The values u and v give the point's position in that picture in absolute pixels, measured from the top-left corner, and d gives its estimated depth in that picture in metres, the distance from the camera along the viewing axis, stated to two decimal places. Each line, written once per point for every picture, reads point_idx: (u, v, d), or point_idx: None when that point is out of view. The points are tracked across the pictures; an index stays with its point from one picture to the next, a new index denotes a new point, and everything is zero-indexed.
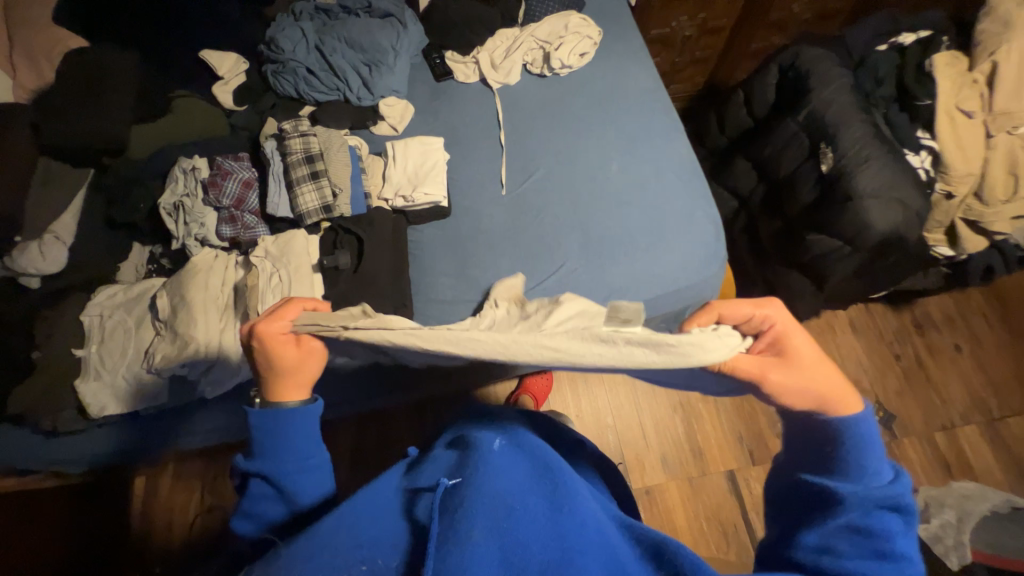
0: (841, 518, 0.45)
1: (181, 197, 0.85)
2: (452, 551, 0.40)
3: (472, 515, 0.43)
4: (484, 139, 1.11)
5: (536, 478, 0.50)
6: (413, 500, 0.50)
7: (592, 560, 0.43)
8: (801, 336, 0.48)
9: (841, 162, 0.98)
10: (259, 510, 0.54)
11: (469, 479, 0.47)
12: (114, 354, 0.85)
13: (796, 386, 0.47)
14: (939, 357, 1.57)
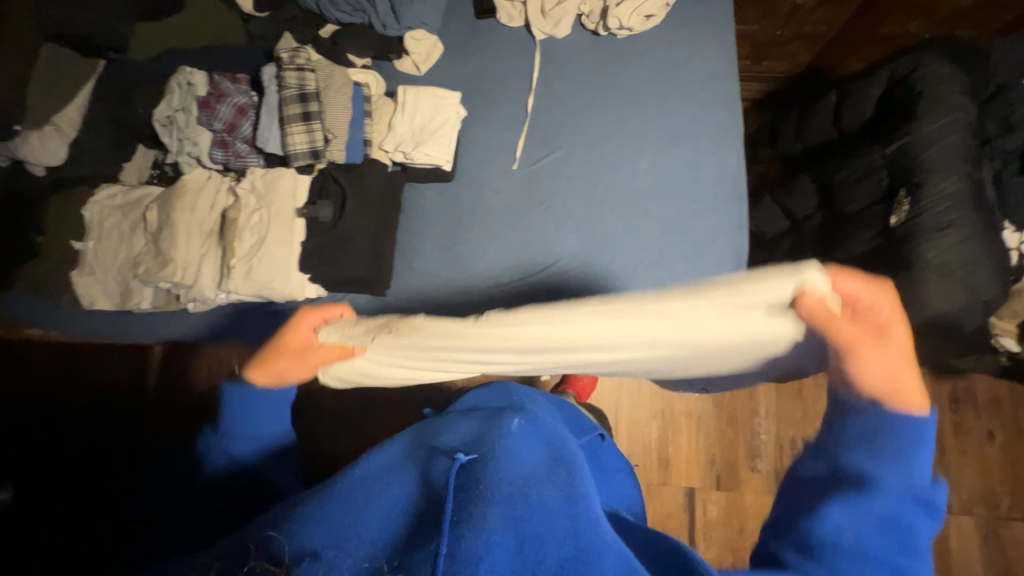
0: (875, 501, 0.46)
1: (174, 111, 0.82)
2: (467, 534, 0.39)
3: (490, 497, 0.43)
4: (511, 100, 0.99)
5: (552, 470, 0.51)
6: (431, 463, 0.51)
7: (607, 563, 0.42)
8: (898, 328, 0.53)
9: (914, 220, 0.80)
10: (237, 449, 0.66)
11: (488, 458, 0.48)
12: (107, 254, 0.88)
13: (882, 368, 0.51)
14: (964, 439, 1.42)
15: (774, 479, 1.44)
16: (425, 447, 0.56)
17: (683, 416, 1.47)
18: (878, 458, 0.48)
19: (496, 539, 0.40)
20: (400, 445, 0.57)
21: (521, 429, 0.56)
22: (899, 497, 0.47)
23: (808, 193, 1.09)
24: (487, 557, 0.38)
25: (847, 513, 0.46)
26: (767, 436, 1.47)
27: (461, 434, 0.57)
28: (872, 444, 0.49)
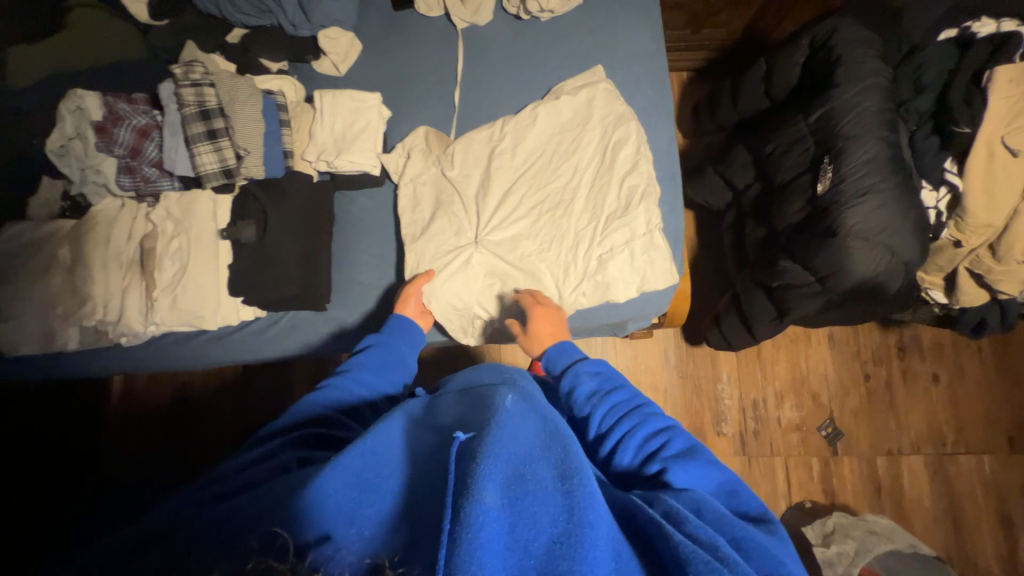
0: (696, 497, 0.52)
1: (69, 139, 0.77)
2: (462, 520, 0.36)
3: (485, 472, 0.39)
4: (438, 94, 0.96)
5: (551, 444, 0.47)
6: (437, 445, 0.47)
7: (602, 536, 0.39)
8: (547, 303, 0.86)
9: (837, 188, 0.82)
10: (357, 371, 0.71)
11: (485, 430, 0.44)
12: (20, 296, 0.82)
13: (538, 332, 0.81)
14: (912, 384, 1.50)
15: (741, 441, 1.50)
16: (425, 425, 0.52)
17: (648, 389, 1.51)
18: (595, 381, 0.67)
19: (490, 512, 0.37)
20: (395, 417, 0.51)
21: (517, 399, 0.52)
22: (624, 400, 0.65)
23: (744, 164, 1.11)
24: (480, 534, 0.35)
25: (626, 418, 0.62)
26: (730, 400, 1.52)
27: (456, 411, 0.54)
28: (600, 381, 0.67)
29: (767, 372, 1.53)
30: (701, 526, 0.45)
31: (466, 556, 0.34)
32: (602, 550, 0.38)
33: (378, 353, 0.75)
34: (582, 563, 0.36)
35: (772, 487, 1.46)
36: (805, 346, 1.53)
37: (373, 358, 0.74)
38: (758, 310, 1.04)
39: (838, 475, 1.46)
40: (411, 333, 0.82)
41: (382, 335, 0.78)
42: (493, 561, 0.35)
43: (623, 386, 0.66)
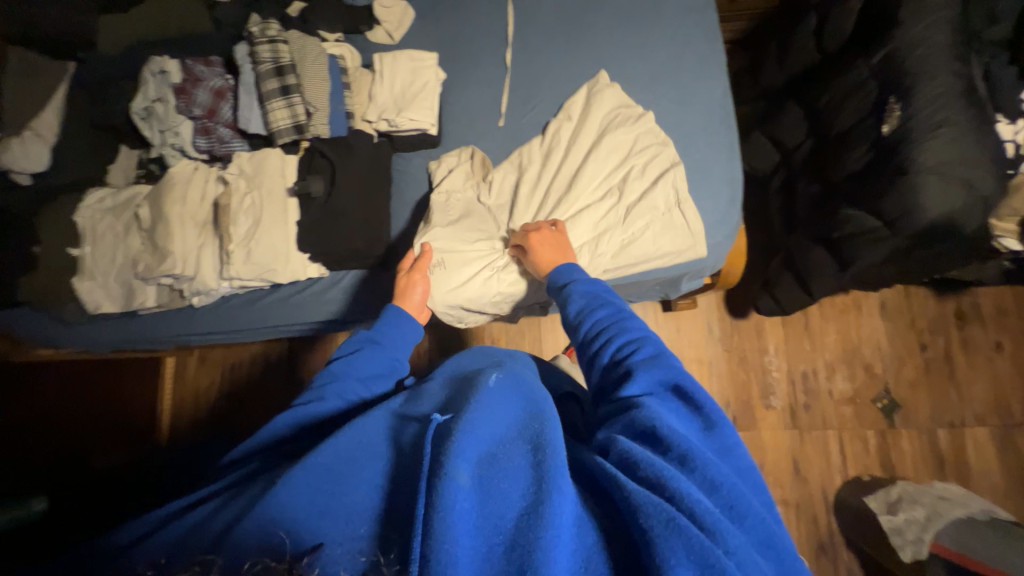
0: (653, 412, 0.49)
1: (152, 102, 0.84)
2: (436, 492, 0.39)
3: (457, 452, 0.42)
4: (490, 58, 0.97)
5: (528, 421, 0.50)
6: (411, 429, 0.49)
7: (567, 501, 0.41)
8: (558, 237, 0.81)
9: (907, 125, 0.82)
10: (348, 377, 0.64)
11: (462, 414, 0.47)
12: (105, 258, 0.88)
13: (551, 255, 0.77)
14: (972, 353, 1.44)
15: (791, 414, 1.42)
16: (406, 408, 0.54)
17: (694, 363, 1.44)
18: (586, 299, 0.65)
19: (461, 489, 0.40)
20: (374, 411, 0.53)
21: (498, 384, 0.55)
22: (614, 313, 0.62)
23: (796, 120, 1.09)
24: (451, 509, 0.38)
25: (604, 333, 0.60)
26: (778, 372, 1.44)
27: (441, 394, 0.56)
28: (590, 301, 0.65)
29: (817, 343, 1.45)
30: (652, 459, 0.44)
31: (440, 531, 0.37)
32: (567, 515, 0.40)
33: (370, 358, 0.66)
34: (548, 528, 0.38)
35: (826, 462, 1.39)
36: (857, 316, 1.46)
37: (364, 364, 0.65)
38: (817, 269, 1.00)
39: (898, 449, 1.40)
40: (407, 327, 0.73)
41: (375, 333, 0.70)
42: (462, 538, 0.37)
43: (612, 303, 0.64)
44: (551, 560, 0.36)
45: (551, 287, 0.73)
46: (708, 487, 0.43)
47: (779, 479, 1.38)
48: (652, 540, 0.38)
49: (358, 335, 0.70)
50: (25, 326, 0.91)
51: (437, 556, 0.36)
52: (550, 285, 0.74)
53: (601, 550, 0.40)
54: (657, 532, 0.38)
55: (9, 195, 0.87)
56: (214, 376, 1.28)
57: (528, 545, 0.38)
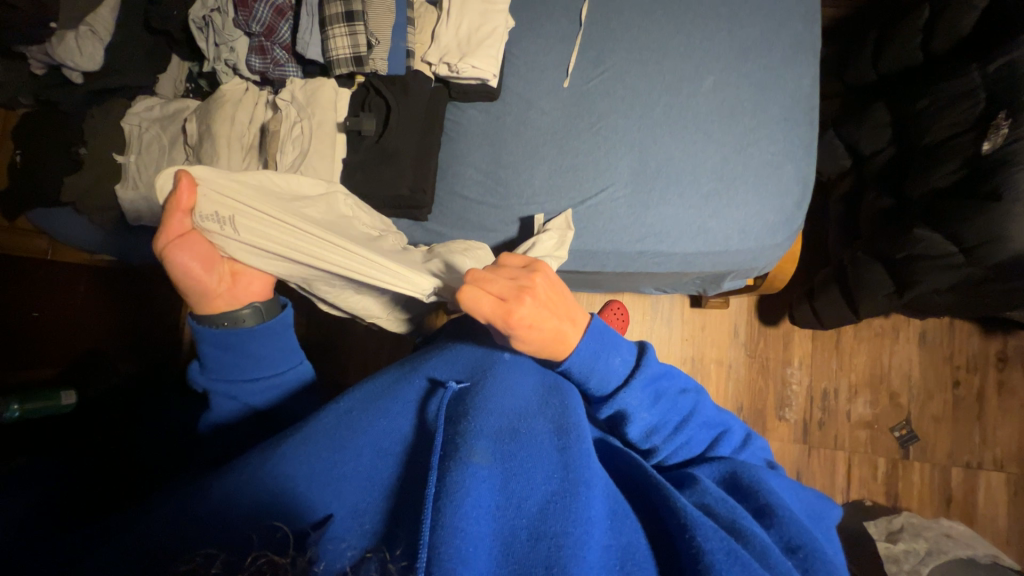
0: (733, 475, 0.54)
1: (211, 12, 0.80)
2: (454, 469, 0.41)
3: (474, 432, 0.45)
4: (564, 12, 0.90)
5: (547, 400, 0.53)
6: (426, 396, 0.52)
7: (595, 494, 0.44)
8: (539, 309, 0.51)
9: (1011, 145, 0.76)
10: (217, 416, 0.60)
11: (479, 389, 0.51)
12: (149, 168, 0.87)
13: (537, 335, 0.51)
14: (1006, 397, 1.38)
15: (803, 429, 1.40)
16: (419, 371, 0.56)
17: (713, 363, 1.41)
18: (653, 415, 0.56)
19: (480, 473, 0.42)
20: (384, 374, 0.57)
21: (515, 356, 0.58)
22: (688, 424, 0.58)
23: (880, 125, 1.01)
24: (467, 488, 0.40)
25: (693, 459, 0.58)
26: (798, 386, 1.41)
27: (456, 361, 0.58)
28: (654, 412, 0.57)
29: (844, 363, 1.41)
30: (722, 499, 0.48)
31: (453, 513, 0.38)
32: (595, 508, 0.43)
33: (223, 401, 0.60)
34: (577, 523, 0.41)
35: (830, 480, 1.38)
36: (891, 342, 1.40)
37: (223, 407, 0.60)
38: (870, 287, 0.95)
39: (907, 481, 1.37)
40: (243, 351, 0.59)
41: (210, 375, 0.60)
42: (477, 521, 0.39)
43: (683, 410, 0.58)
44: (580, 555, 0.39)
45: (583, 389, 0.57)
46: (787, 547, 0.47)
47: None
48: (709, 554, 0.41)
49: (197, 376, 0.61)
50: (66, 226, 0.92)
51: (447, 545, 0.36)
52: (570, 377, 0.56)
53: (630, 549, 0.44)
54: (718, 558, 0.41)
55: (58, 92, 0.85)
56: None
57: (556, 536, 0.40)
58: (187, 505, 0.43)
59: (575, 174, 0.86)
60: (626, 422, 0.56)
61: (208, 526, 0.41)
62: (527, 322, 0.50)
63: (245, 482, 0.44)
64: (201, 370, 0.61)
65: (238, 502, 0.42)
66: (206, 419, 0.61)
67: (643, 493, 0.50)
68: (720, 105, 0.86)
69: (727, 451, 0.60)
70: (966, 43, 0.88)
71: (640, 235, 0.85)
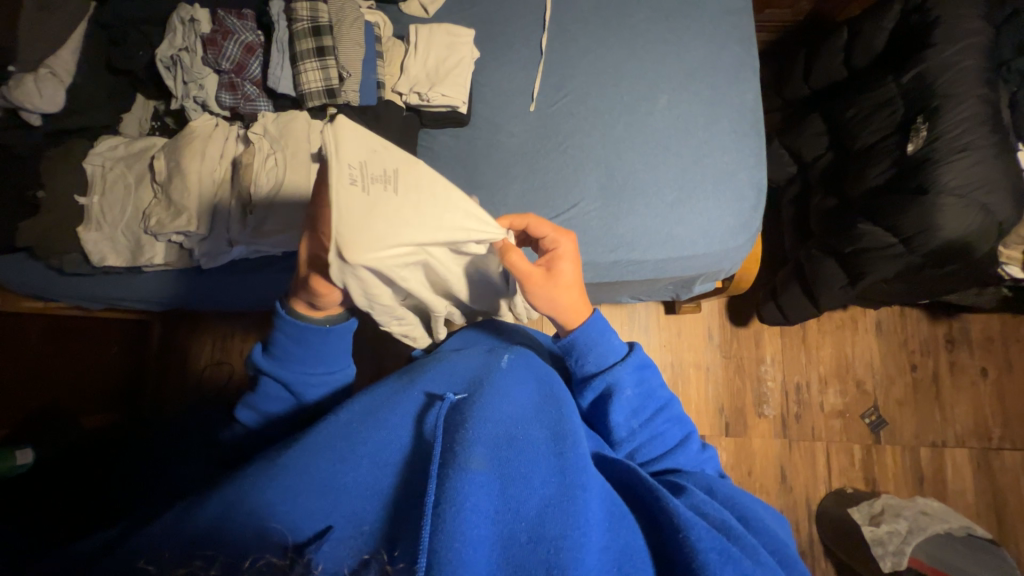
0: (719, 489, 0.56)
1: (179, 51, 0.82)
2: (453, 475, 0.41)
3: (472, 439, 0.45)
4: (525, 42, 0.95)
5: (542, 409, 0.54)
6: (424, 408, 0.53)
7: (592, 498, 0.45)
8: (569, 264, 0.63)
9: (930, 146, 0.86)
10: (263, 407, 0.63)
11: (474, 398, 0.51)
12: (114, 209, 0.85)
13: (557, 290, 0.61)
14: (958, 376, 1.48)
15: (782, 424, 1.45)
16: (414, 387, 0.57)
17: (692, 367, 1.45)
18: (636, 395, 0.61)
19: (477, 479, 0.42)
20: (382, 387, 0.58)
21: (512, 364, 0.60)
22: (667, 422, 0.62)
23: (818, 133, 1.11)
24: (465, 494, 0.40)
25: (668, 454, 0.60)
26: (773, 382, 1.47)
27: (451, 375, 0.59)
28: (637, 394, 0.61)
29: (811, 356, 1.48)
30: (710, 503, 0.50)
31: (453, 517, 0.38)
32: (592, 512, 0.44)
33: (272, 388, 0.62)
34: (574, 526, 0.41)
35: (812, 472, 1.42)
36: (851, 333, 1.49)
37: (269, 392, 0.62)
38: (826, 280, 1.02)
39: (882, 465, 1.43)
40: (321, 342, 0.61)
41: (276, 361, 0.62)
42: (477, 525, 0.39)
43: (661, 399, 0.62)
44: (579, 556, 0.39)
45: (577, 366, 0.62)
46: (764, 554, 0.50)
47: (766, 486, 1.41)
48: (702, 553, 0.43)
49: (257, 358, 0.63)
50: (23, 275, 0.87)
51: (448, 549, 0.36)
52: (569, 351, 0.62)
53: (626, 553, 0.44)
54: (710, 556, 0.42)
55: (13, 135, 0.82)
56: (204, 344, 1.24)
57: (555, 538, 0.40)
58: (183, 521, 0.42)
59: (548, 192, 0.90)
60: (613, 399, 0.60)
61: (203, 546, 0.38)
62: (566, 283, 0.62)
63: (236, 509, 0.42)
64: (267, 355, 0.63)
65: (240, 519, 0.41)
66: (248, 402, 0.63)
67: (634, 496, 0.51)
68: (676, 120, 0.93)
69: (694, 449, 0.62)
70: (883, 59, 1.00)
71: (613, 245, 0.89)
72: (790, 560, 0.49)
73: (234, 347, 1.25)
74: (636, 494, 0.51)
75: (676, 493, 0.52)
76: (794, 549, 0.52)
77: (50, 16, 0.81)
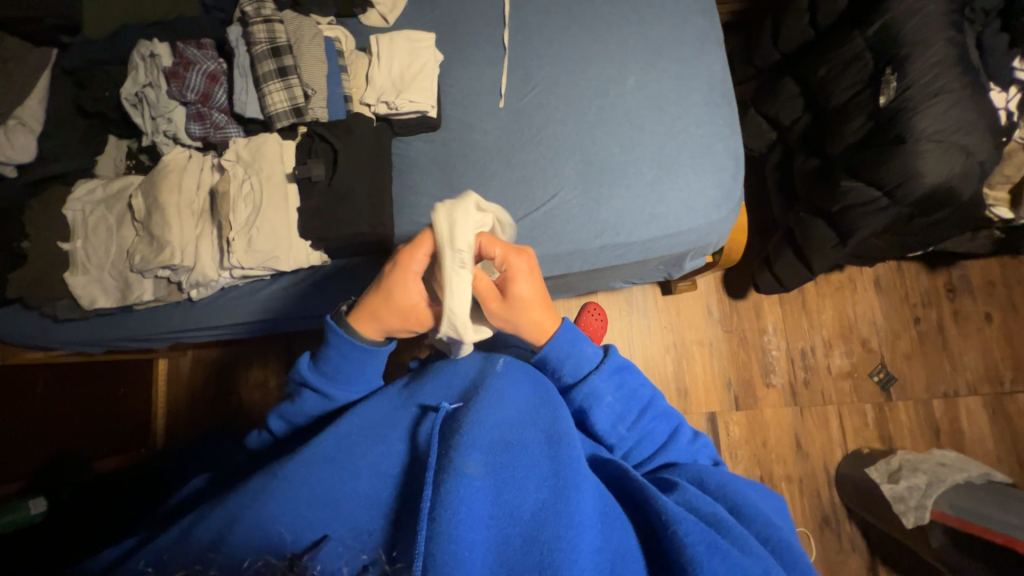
0: (711, 480, 0.55)
1: (143, 87, 0.82)
2: (449, 480, 0.41)
3: (467, 444, 0.45)
4: (488, 39, 0.95)
5: (538, 411, 0.54)
6: (418, 418, 0.53)
7: (586, 499, 0.44)
8: (525, 283, 0.58)
9: (904, 96, 0.85)
10: (293, 417, 0.63)
11: (470, 404, 0.51)
12: (98, 251, 0.86)
13: (515, 314, 0.58)
14: (963, 324, 1.47)
15: (791, 392, 1.44)
16: (409, 400, 0.57)
17: (695, 345, 1.45)
18: (618, 398, 0.60)
19: (473, 483, 0.42)
20: (386, 393, 0.58)
21: (508, 367, 0.60)
22: (654, 419, 0.61)
23: (793, 96, 1.10)
24: (460, 498, 0.40)
25: (660, 452, 0.61)
26: (778, 351, 1.46)
27: (446, 384, 0.59)
28: (619, 399, 0.61)
29: (813, 321, 1.47)
30: (701, 497, 0.49)
31: (449, 521, 0.38)
32: (586, 512, 0.43)
33: (312, 401, 0.62)
34: (568, 527, 0.41)
35: (827, 436, 1.41)
36: (851, 293, 1.48)
37: (308, 404, 0.62)
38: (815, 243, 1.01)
39: (896, 421, 1.42)
40: (366, 363, 0.60)
41: (323, 377, 0.60)
42: (472, 530, 0.39)
43: (644, 398, 0.62)
44: (572, 557, 0.39)
45: (556, 376, 0.62)
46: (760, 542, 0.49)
47: (782, 455, 1.40)
48: (689, 549, 0.42)
49: (303, 368, 0.61)
50: (17, 327, 0.88)
51: (443, 553, 0.36)
52: (543, 364, 0.62)
53: (620, 552, 0.44)
54: (698, 552, 0.42)
55: None
56: (208, 376, 1.24)
57: (549, 541, 0.40)
58: (186, 541, 0.42)
59: (528, 186, 0.90)
60: (593, 407, 0.60)
61: (206, 557, 0.38)
62: (524, 304, 0.58)
63: (237, 526, 0.42)
64: (312, 369, 0.61)
65: (238, 535, 0.41)
66: (281, 410, 0.64)
67: (626, 494, 0.51)
68: (648, 102, 0.92)
69: (685, 442, 0.62)
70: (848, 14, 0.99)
71: (596, 231, 0.89)
72: (786, 547, 0.48)
73: (237, 376, 1.25)
74: (627, 493, 0.51)
75: (665, 491, 0.52)
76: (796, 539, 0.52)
77: (15, 67, 0.82)
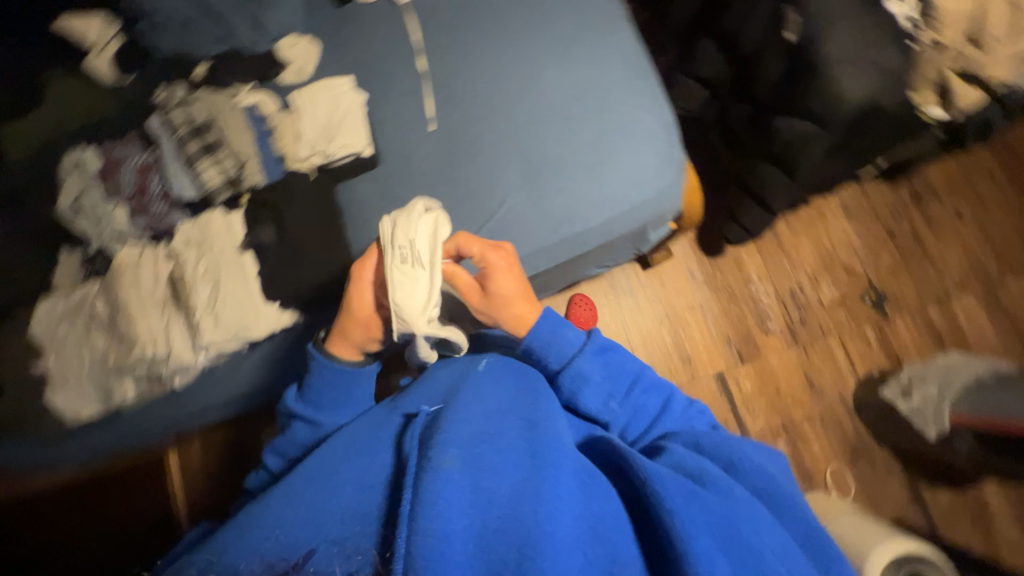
0: (706, 441, 0.57)
1: (81, 198, 0.86)
2: (427, 477, 0.41)
3: (444, 440, 0.45)
4: (404, 68, 0.97)
5: (517, 403, 0.55)
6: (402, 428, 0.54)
7: (564, 475, 0.45)
8: (506, 277, 0.64)
9: (806, 26, 0.87)
10: (287, 451, 0.71)
11: (449, 405, 0.52)
12: (71, 364, 0.84)
13: (500, 305, 0.64)
14: (938, 228, 1.48)
15: (790, 334, 1.44)
16: (392, 416, 0.58)
17: (687, 311, 1.45)
18: (606, 376, 0.63)
19: (450, 476, 0.42)
20: (372, 414, 0.61)
21: (490, 366, 0.62)
22: (644, 392, 0.64)
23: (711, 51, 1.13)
24: (436, 490, 0.40)
25: (654, 422, 0.63)
26: (768, 297, 1.47)
27: (427, 395, 0.59)
28: (607, 376, 0.63)
29: (794, 260, 1.48)
30: (689, 455, 0.53)
31: (426, 511, 0.39)
32: (564, 488, 0.44)
33: (301, 428, 0.71)
34: (544, 503, 0.41)
35: (835, 368, 1.42)
36: (823, 225, 1.50)
37: (299, 432, 0.71)
38: None
39: (898, 337, 1.43)
40: (353, 386, 0.72)
41: (310, 402, 0.71)
42: (451, 519, 0.39)
43: (633, 373, 0.64)
44: (549, 529, 0.39)
45: (542, 365, 0.64)
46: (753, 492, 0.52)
47: (798, 398, 1.40)
48: (667, 502, 0.44)
49: (292, 402, 0.72)
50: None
51: (421, 544, 0.36)
52: (529, 354, 0.64)
53: (599, 516, 0.44)
54: (673, 503, 0.43)
55: None
56: (218, 459, 1.23)
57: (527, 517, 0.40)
58: None
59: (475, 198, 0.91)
60: (583, 388, 0.62)
61: None
62: (507, 296, 0.64)
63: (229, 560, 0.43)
64: (300, 400, 0.71)
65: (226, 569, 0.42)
66: (271, 447, 0.71)
67: (613, 462, 0.52)
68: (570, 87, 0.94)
69: (678, 411, 0.64)
70: None
71: (552, 224, 0.90)
72: (776, 497, 0.52)
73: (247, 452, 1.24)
74: (615, 458, 0.52)
75: (659, 456, 0.55)
76: (787, 485, 0.55)
77: None
